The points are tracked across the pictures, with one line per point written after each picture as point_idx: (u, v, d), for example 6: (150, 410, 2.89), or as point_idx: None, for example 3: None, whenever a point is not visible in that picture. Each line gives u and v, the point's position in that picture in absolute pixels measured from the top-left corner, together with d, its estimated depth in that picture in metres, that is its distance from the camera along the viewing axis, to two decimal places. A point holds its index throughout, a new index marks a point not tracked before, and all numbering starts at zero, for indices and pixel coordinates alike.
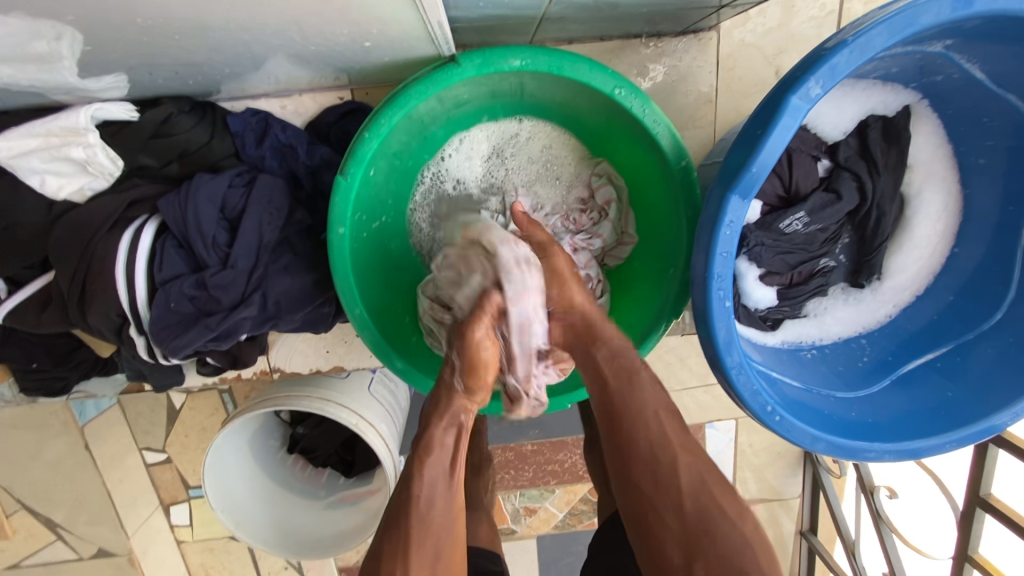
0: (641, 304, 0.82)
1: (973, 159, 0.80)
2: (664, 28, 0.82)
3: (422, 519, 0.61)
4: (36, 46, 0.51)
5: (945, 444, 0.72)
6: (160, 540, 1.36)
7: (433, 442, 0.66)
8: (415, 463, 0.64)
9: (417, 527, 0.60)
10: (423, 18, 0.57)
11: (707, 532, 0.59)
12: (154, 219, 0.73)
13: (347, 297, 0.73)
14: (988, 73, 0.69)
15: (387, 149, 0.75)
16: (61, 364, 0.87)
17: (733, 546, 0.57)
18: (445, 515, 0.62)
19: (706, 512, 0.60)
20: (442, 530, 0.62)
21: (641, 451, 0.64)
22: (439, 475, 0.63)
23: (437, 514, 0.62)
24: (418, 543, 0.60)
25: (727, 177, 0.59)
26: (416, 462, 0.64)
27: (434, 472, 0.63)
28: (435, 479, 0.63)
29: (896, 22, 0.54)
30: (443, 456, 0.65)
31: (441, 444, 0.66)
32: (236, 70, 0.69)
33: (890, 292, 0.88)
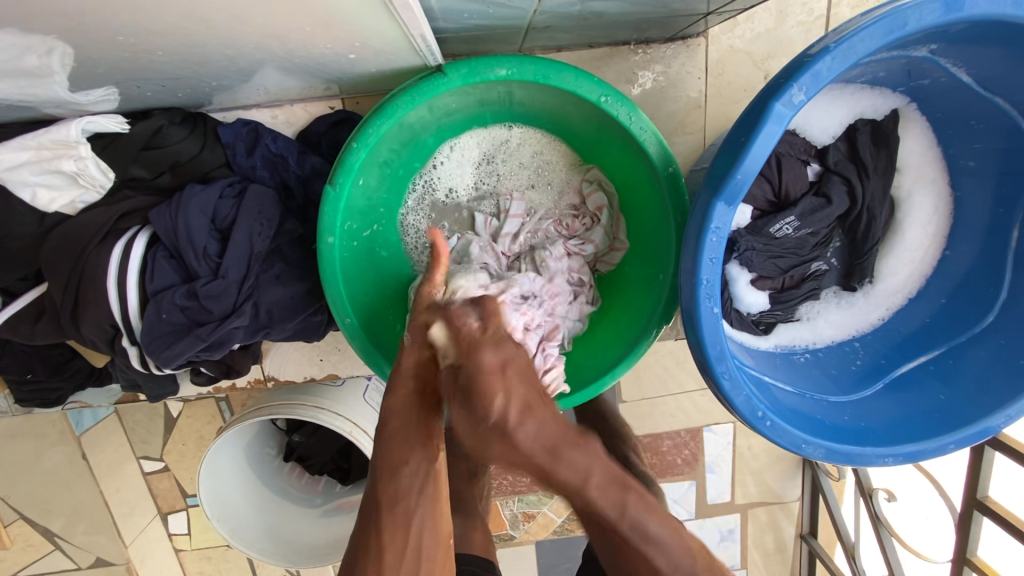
0: (633, 308, 0.82)
1: (962, 162, 0.81)
2: (651, 35, 0.82)
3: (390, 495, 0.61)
4: (27, 61, 0.52)
5: (939, 447, 0.71)
6: (158, 548, 1.36)
7: (398, 408, 0.65)
8: (382, 436, 0.64)
9: (389, 499, 0.61)
10: (407, 30, 0.58)
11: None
12: (146, 231, 0.74)
13: (338, 305, 0.73)
14: (974, 76, 0.69)
15: (376, 158, 0.75)
16: (55, 374, 0.87)
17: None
18: (414, 480, 0.62)
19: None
20: (414, 500, 0.61)
21: None
22: (405, 445, 0.63)
23: (406, 480, 0.61)
24: (389, 510, 0.60)
25: (712, 184, 0.59)
26: (385, 427, 0.65)
27: (399, 440, 0.63)
28: (402, 446, 0.63)
29: (878, 28, 0.54)
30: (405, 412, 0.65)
31: (396, 414, 0.65)
32: (226, 82, 0.69)
33: (883, 295, 0.88)
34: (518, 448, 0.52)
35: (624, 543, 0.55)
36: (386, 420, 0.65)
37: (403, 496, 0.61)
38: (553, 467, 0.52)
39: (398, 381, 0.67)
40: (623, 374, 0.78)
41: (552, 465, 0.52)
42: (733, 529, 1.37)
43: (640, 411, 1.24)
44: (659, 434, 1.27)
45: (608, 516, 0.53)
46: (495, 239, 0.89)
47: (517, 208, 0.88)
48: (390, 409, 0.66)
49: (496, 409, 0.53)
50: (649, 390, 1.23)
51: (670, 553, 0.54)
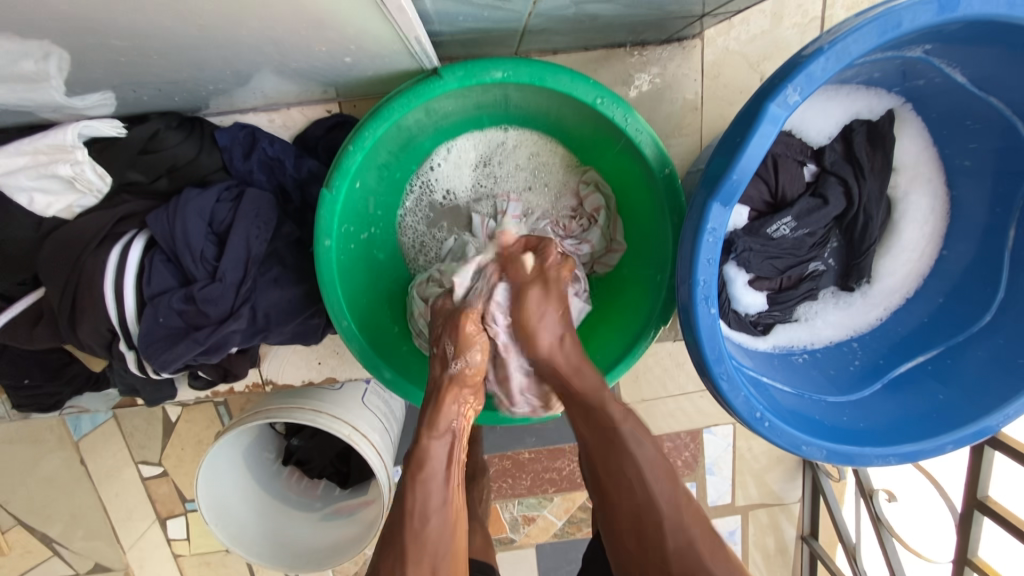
0: (630, 309, 0.83)
1: (958, 161, 0.81)
2: (648, 37, 0.83)
3: (416, 538, 0.59)
4: (24, 66, 0.52)
5: (938, 447, 0.71)
6: (157, 554, 1.35)
7: (430, 453, 0.64)
8: (407, 479, 0.62)
9: (414, 543, 0.59)
10: (402, 34, 0.58)
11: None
12: (143, 235, 0.74)
13: (334, 308, 0.73)
14: (969, 76, 0.70)
15: (373, 161, 0.75)
16: (53, 379, 0.87)
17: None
18: (442, 526, 0.61)
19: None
20: (441, 547, 0.60)
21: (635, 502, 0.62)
22: (434, 487, 0.62)
23: (433, 531, 0.60)
24: (417, 557, 0.58)
25: (709, 184, 0.59)
26: (411, 476, 0.62)
27: (428, 486, 0.62)
28: (430, 496, 0.62)
29: (872, 29, 0.55)
30: (438, 468, 0.64)
31: (433, 457, 0.64)
32: (222, 86, 0.69)
33: (880, 295, 0.88)
34: (557, 354, 0.71)
35: (615, 442, 0.65)
36: (417, 469, 0.63)
37: (430, 547, 0.59)
38: (572, 374, 0.70)
39: (435, 428, 0.66)
40: (621, 374, 0.79)
41: (574, 372, 0.70)
42: (733, 531, 1.37)
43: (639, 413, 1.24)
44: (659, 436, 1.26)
45: (614, 412, 0.66)
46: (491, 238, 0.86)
47: (515, 209, 0.88)
48: (417, 470, 0.63)
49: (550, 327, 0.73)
50: (648, 392, 1.22)
51: (650, 456, 0.64)
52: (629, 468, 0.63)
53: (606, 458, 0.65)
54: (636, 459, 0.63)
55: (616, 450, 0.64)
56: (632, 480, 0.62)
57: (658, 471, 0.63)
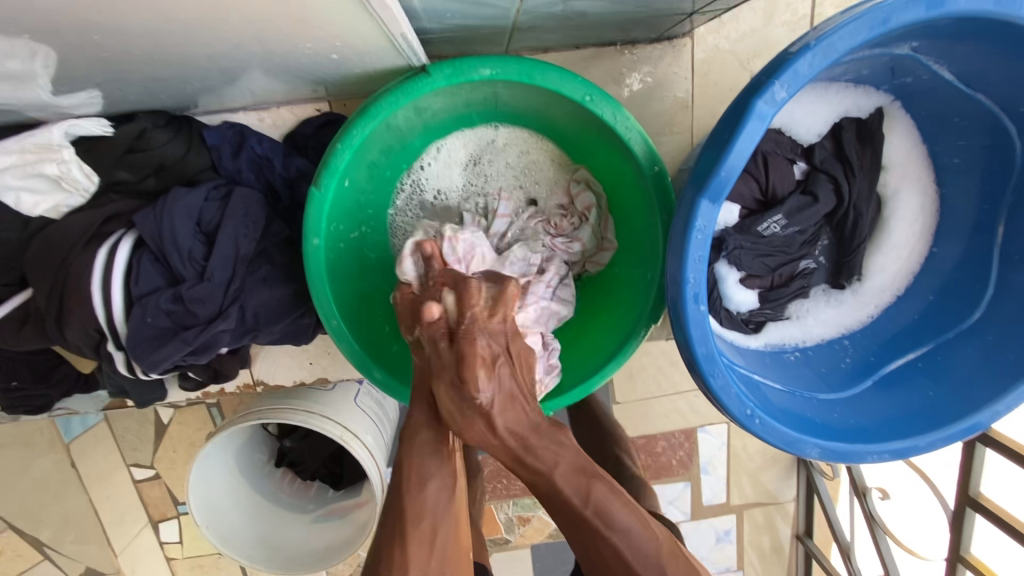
0: (621, 307, 0.82)
1: (947, 159, 0.81)
2: (637, 35, 0.83)
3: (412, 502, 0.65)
4: (8, 64, 0.52)
5: (927, 444, 0.71)
6: (150, 556, 1.34)
7: (419, 424, 0.67)
8: (403, 450, 0.67)
9: (412, 509, 0.64)
10: (388, 30, 0.58)
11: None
12: (130, 235, 0.73)
13: (324, 308, 0.73)
14: (956, 74, 0.70)
15: (363, 159, 0.75)
16: (41, 381, 0.87)
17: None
18: (438, 491, 0.66)
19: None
20: (441, 512, 0.65)
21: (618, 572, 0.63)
22: (428, 455, 0.67)
23: (430, 494, 0.65)
24: (415, 519, 0.64)
25: (697, 181, 0.59)
26: (406, 443, 0.67)
27: (424, 455, 0.67)
28: (428, 466, 0.66)
29: (858, 26, 0.55)
30: (429, 436, 0.67)
31: (424, 424, 0.68)
32: (210, 84, 0.69)
33: (871, 292, 0.88)
34: (496, 429, 0.64)
35: (590, 531, 0.63)
36: (410, 441, 0.67)
37: (427, 510, 0.64)
38: (522, 451, 0.64)
39: (417, 401, 0.68)
40: (614, 373, 0.78)
41: (524, 450, 0.64)
42: (729, 530, 1.36)
43: (634, 412, 1.24)
44: (653, 436, 1.26)
45: (575, 498, 0.63)
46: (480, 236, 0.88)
47: (505, 207, 0.88)
48: (411, 452, 0.67)
49: (484, 396, 0.63)
50: (642, 392, 1.22)
51: (628, 534, 0.63)
52: (607, 553, 0.63)
53: (586, 547, 0.64)
54: (613, 544, 0.62)
55: (591, 534, 0.63)
56: (614, 562, 0.63)
57: (636, 547, 0.63)
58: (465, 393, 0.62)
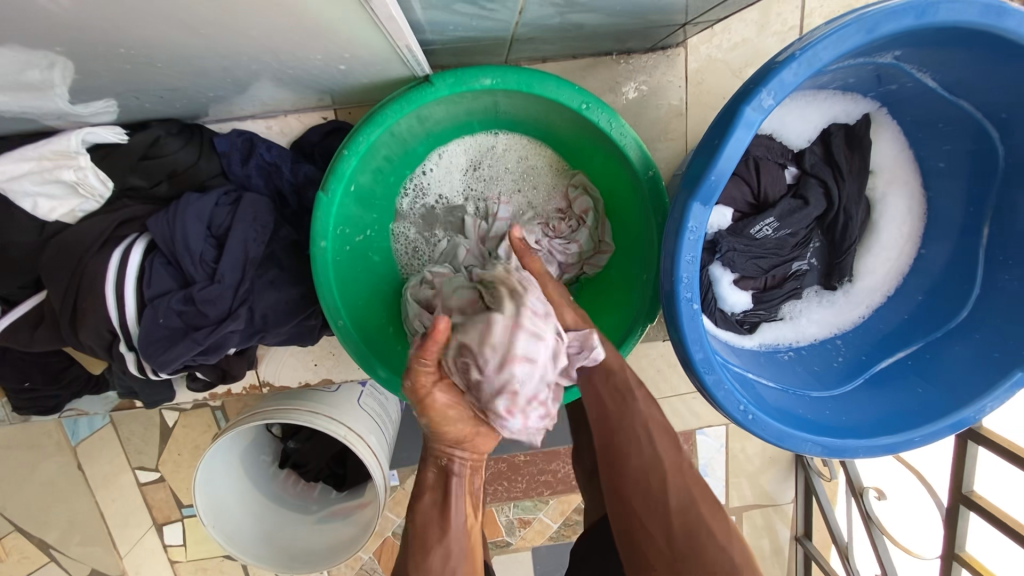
0: (618, 308, 0.85)
1: (933, 163, 0.84)
2: (633, 45, 0.86)
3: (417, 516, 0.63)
4: (29, 75, 0.54)
5: (916, 439, 0.73)
6: (154, 559, 1.35)
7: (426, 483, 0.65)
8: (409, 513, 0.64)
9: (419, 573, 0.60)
10: (393, 42, 0.60)
11: (694, 549, 0.60)
12: (143, 239, 0.76)
13: (330, 308, 0.75)
14: (939, 81, 0.73)
15: (368, 165, 0.78)
16: (53, 382, 0.89)
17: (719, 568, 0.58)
18: (453, 545, 0.62)
19: (694, 533, 0.61)
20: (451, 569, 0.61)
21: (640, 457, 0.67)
22: (433, 526, 0.62)
23: (436, 563, 0.60)
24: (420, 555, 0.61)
25: (689, 183, 0.61)
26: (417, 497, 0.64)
27: (430, 521, 0.62)
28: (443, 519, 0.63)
29: (841, 36, 0.57)
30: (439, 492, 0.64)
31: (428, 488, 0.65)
32: (221, 93, 0.72)
33: (862, 293, 0.90)
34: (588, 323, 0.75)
35: (629, 403, 0.70)
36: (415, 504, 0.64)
37: None
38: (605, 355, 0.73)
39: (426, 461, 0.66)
40: None
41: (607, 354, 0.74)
42: None
43: None
44: None
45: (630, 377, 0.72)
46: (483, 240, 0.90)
47: (505, 210, 0.91)
48: (420, 516, 0.63)
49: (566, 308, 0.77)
50: None
51: (661, 421, 0.70)
52: (639, 428, 0.69)
53: (619, 424, 0.70)
54: (645, 419, 0.69)
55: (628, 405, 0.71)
56: (642, 440, 0.68)
57: (663, 432, 0.69)
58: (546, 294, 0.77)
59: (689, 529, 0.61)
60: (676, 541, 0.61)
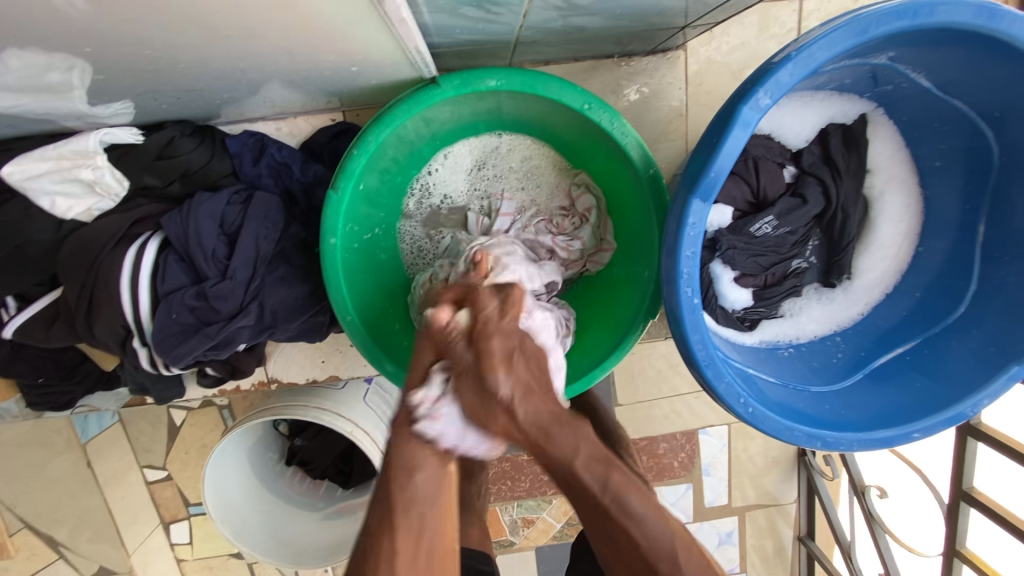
0: (618, 304, 0.87)
1: (929, 162, 0.86)
2: (634, 48, 0.88)
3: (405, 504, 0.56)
4: (50, 77, 0.57)
5: (912, 433, 0.74)
6: (160, 557, 1.37)
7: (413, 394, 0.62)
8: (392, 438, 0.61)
9: (400, 508, 0.56)
10: (403, 45, 0.63)
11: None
12: (157, 236, 0.78)
13: (339, 304, 0.77)
14: (933, 82, 0.75)
15: (376, 164, 0.80)
16: (66, 378, 0.90)
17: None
18: (431, 484, 0.58)
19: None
20: (429, 503, 0.58)
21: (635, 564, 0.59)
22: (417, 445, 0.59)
23: (420, 484, 0.57)
24: (403, 512, 0.56)
25: (688, 182, 0.63)
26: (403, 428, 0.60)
27: (405, 453, 0.59)
28: (412, 466, 0.58)
29: (835, 37, 0.59)
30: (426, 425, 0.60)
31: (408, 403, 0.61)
32: (235, 95, 0.74)
33: (861, 290, 0.92)
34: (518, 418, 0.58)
35: (610, 522, 0.59)
36: (394, 431, 0.61)
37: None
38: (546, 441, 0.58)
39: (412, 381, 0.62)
40: (613, 366, 0.81)
41: (544, 436, 0.57)
42: (731, 532, 1.38)
43: (637, 413, 1.27)
44: (655, 437, 1.29)
45: (596, 487, 0.57)
46: (486, 235, 0.91)
47: (509, 208, 0.92)
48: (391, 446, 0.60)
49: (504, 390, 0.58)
50: (644, 394, 1.25)
51: (651, 530, 0.58)
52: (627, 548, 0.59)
53: (598, 529, 0.59)
54: (634, 540, 0.58)
55: (611, 523, 0.59)
56: (628, 547, 0.58)
57: (655, 550, 0.58)
58: (486, 383, 0.58)
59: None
60: None
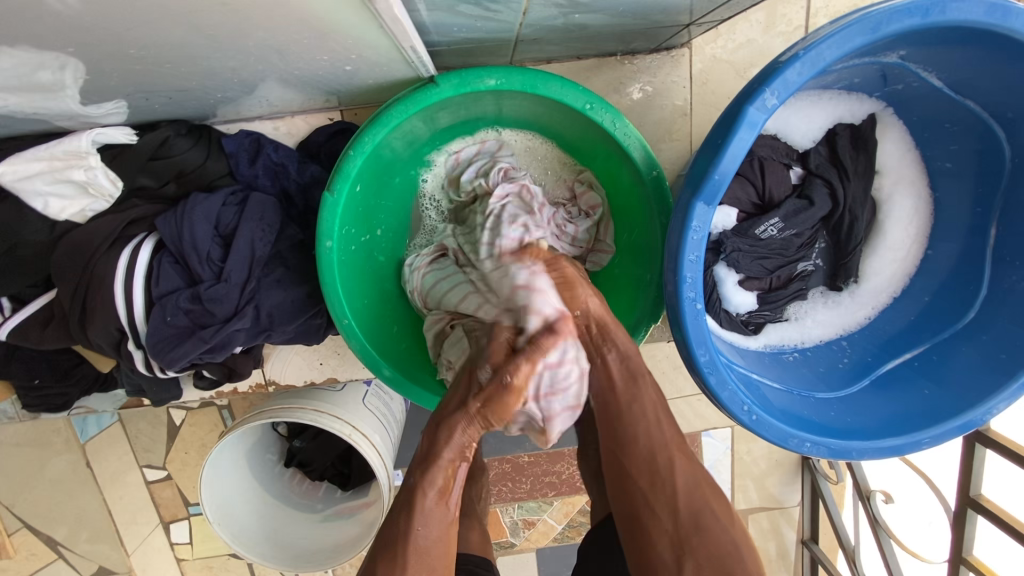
0: (623, 308, 0.85)
1: (940, 164, 0.84)
2: (637, 46, 0.86)
3: (416, 552, 0.62)
4: (41, 76, 0.55)
5: (921, 440, 0.72)
6: (159, 557, 1.36)
7: (435, 470, 0.65)
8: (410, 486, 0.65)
9: (413, 556, 0.62)
10: (396, 43, 0.61)
11: (699, 533, 0.65)
12: (152, 237, 0.77)
13: (335, 307, 0.76)
14: (944, 81, 0.73)
15: (373, 165, 0.78)
16: (61, 380, 0.89)
17: (722, 541, 0.64)
18: (440, 538, 0.64)
19: (698, 513, 0.66)
20: (435, 560, 0.63)
21: (649, 439, 0.70)
22: (427, 509, 0.64)
23: (429, 545, 0.63)
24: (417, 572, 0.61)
25: (693, 182, 0.61)
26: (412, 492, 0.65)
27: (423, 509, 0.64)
28: (422, 529, 0.63)
29: (844, 36, 0.57)
30: (433, 490, 0.65)
31: (443, 456, 0.65)
32: (229, 95, 0.72)
33: (868, 294, 0.90)
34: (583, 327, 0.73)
35: (636, 392, 0.71)
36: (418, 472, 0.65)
37: None
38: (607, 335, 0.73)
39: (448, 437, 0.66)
40: None
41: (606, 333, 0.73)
42: None
43: None
44: None
45: (637, 365, 0.73)
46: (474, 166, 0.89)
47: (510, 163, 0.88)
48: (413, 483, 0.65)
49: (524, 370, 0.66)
50: None
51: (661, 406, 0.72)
52: (646, 419, 0.71)
53: (627, 404, 0.71)
54: (653, 404, 0.71)
55: (633, 394, 0.71)
56: (655, 426, 0.70)
57: (670, 420, 0.71)
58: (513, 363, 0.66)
59: (693, 509, 0.66)
60: (681, 516, 0.66)
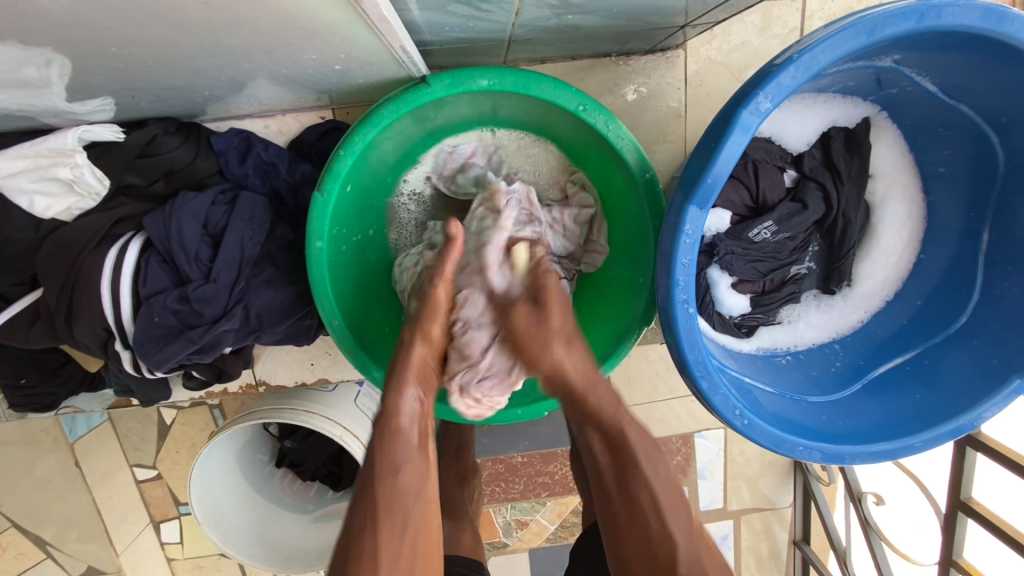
0: (615, 309, 0.85)
1: (934, 168, 0.84)
2: (632, 47, 0.85)
3: (389, 490, 0.58)
4: (26, 73, 0.54)
5: (915, 443, 0.72)
6: (150, 557, 1.35)
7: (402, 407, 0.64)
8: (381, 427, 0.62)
9: (384, 495, 0.57)
10: (386, 42, 0.60)
11: None
12: (139, 236, 0.76)
13: (326, 307, 0.75)
14: (938, 85, 0.73)
15: (364, 165, 0.78)
16: (48, 379, 0.88)
17: None
18: (413, 479, 0.60)
19: None
20: (409, 502, 0.58)
21: (645, 518, 0.62)
22: (400, 441, 0.61)
23: (406, 480, 0.59)
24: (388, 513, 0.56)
25: (686, 186, 0.61)
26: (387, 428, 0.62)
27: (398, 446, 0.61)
28: (400, 475, 0.59)
29: (839, 40, 0.57)
30: (404, 426, 0.63)
31: (404, 408, 0.64)
32: (218, 93, 0.72)
33: (861, 298, 0.90)
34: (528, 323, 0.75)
35: (629, 458, 0.65)
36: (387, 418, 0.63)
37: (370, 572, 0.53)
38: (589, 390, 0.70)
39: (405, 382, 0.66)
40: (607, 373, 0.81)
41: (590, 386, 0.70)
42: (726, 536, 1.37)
43: None
44: None
45: (629, 434, 0.67)
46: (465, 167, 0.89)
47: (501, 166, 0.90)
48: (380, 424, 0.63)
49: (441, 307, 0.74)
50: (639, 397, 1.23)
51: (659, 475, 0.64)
52: (641, 496, 0.63)
53: (618, 486, 0.65)
54: (650, 481, 0.64)
55: (626, 467, 0.65)
56: (652, 503, 0.62)
57: (672, 498, 0.63)
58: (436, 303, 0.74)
59: None
60: None
